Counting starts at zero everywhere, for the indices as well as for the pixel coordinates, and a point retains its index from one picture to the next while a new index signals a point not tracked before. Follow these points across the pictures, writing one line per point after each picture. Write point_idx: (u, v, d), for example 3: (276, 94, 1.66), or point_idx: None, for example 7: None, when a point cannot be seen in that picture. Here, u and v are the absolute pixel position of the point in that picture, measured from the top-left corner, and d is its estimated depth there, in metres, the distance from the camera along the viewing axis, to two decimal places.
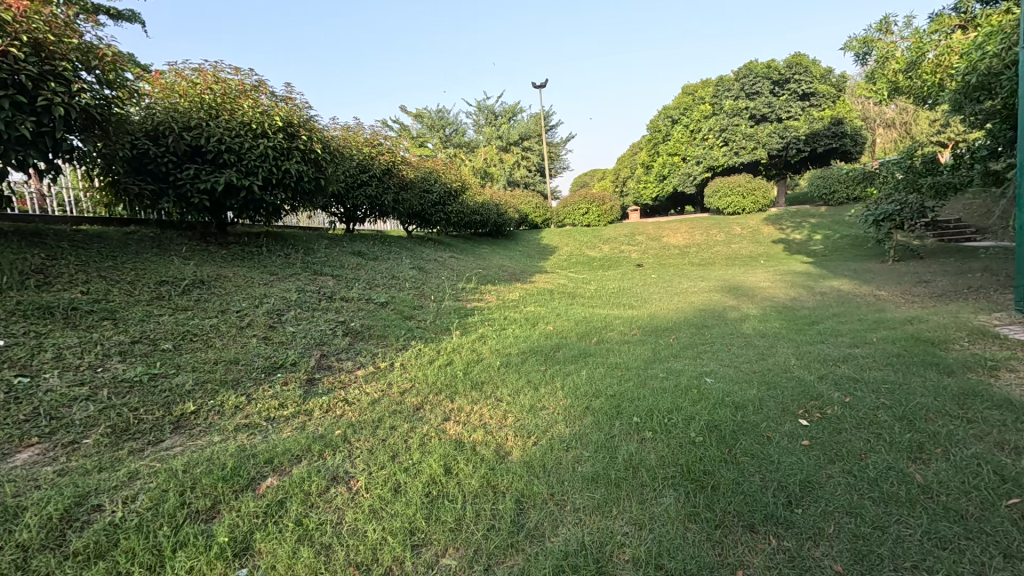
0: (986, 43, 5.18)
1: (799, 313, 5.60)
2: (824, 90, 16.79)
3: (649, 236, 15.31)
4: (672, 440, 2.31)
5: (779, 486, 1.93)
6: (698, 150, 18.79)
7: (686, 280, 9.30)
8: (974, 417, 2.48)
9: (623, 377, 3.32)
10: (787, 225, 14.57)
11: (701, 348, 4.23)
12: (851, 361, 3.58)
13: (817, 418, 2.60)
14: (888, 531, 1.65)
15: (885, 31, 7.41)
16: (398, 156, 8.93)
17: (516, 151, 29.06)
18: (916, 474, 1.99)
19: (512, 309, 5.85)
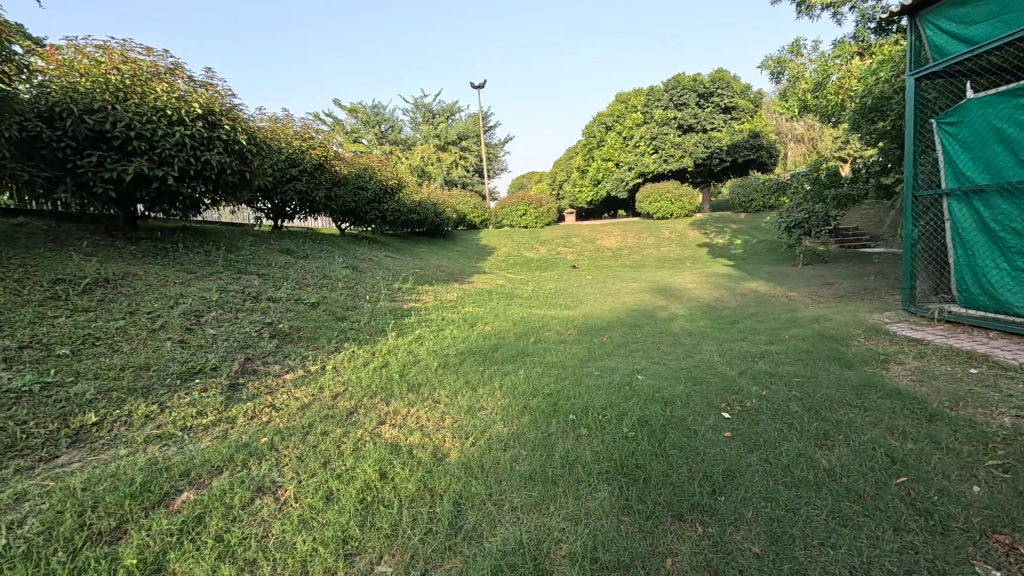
0: (879, 70, 5.82)
1: (722, 312, 5.97)
2: (743, 105, 18.13)
3: (584, 238, 15.73)
4: (607, 436, 2.38)
5: (705, 476, 2.04)
6: (631, 156, 19.55)
7: (619, 281, 9.66)
8: (870, 405, 2.76)
9: (559, 376, 3.38)
10: (711, 230, 15.48)
11: (634, 346, 4.41)
12: (767, 357, 3.86)
13: (738, 411, 2.78)
14: (799, 512, 1.79)
15: (795, 53, 8.08)
16: (331, 151, 8.58)
17: (454, 150, 28.85)
18: (822, 459, 2.18)
19: (450, 310, 5.79)
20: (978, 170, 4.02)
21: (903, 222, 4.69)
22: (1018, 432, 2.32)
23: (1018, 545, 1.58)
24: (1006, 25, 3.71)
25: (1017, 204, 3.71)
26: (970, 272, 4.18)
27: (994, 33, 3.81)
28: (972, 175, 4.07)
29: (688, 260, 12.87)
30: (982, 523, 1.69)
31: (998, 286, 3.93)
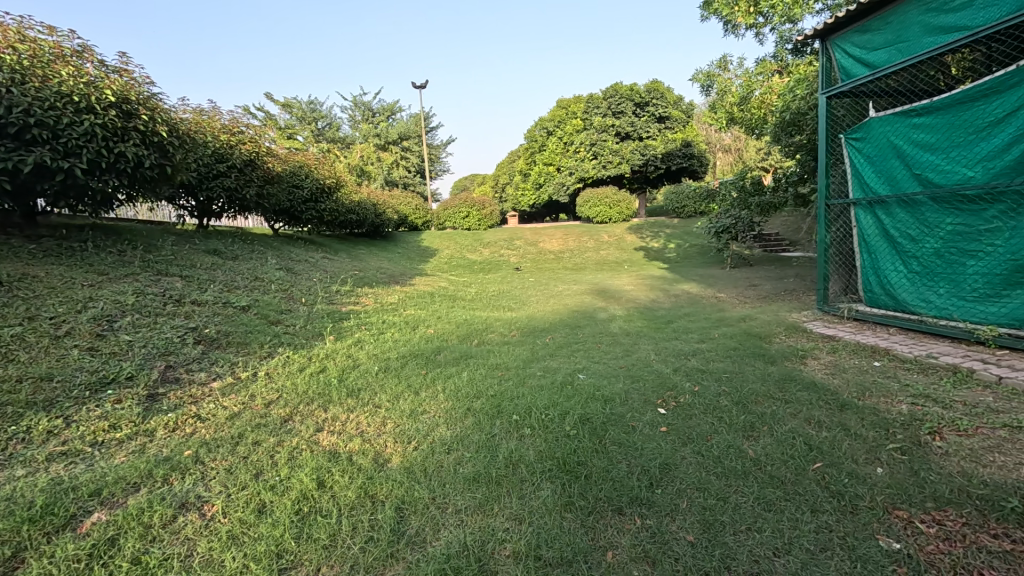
0: (796, 88, 6.32)
1: (657, 313, 6.23)
2: (676, 115, 18.94)
3: (526, 241, 15.88)
4: (549, 435, 2.42)
5: (643, 470, 2.12)
6: (571, 161, 19.99)
7: (561, 283, 9.83)
8: (790, 398, 2.97)
9: (502, 378, 3.39)
10: (646, 235, 16.11)
11: (575, 346, 4.51)
12: (699, 354, 4.07)
13: (673, 406, 2.91)
14: (729, 500, 1.90)
15: (723, 68, 8.57)
16: (263, 147, 8.15)
17: (394, 150, 28.29)
18: (749, 449, 2.32)
19: (391, 313, 5.67)
20: (880, 183, 4.44)
21: (818, 228, 5.10)
22: (914, 418, 2.59)
23: (914, 519, 1.75)
24: (901, 52, 4.13)
25: (912, 214, 4.13)
26: (873, 275, 4.60)
27: (891, 59, 4.23)
28: (875, 186, 4.48)
29: (626, 263, 13.32)
30: (885, 501, 1.86)
31: (897, 287, 4.34)
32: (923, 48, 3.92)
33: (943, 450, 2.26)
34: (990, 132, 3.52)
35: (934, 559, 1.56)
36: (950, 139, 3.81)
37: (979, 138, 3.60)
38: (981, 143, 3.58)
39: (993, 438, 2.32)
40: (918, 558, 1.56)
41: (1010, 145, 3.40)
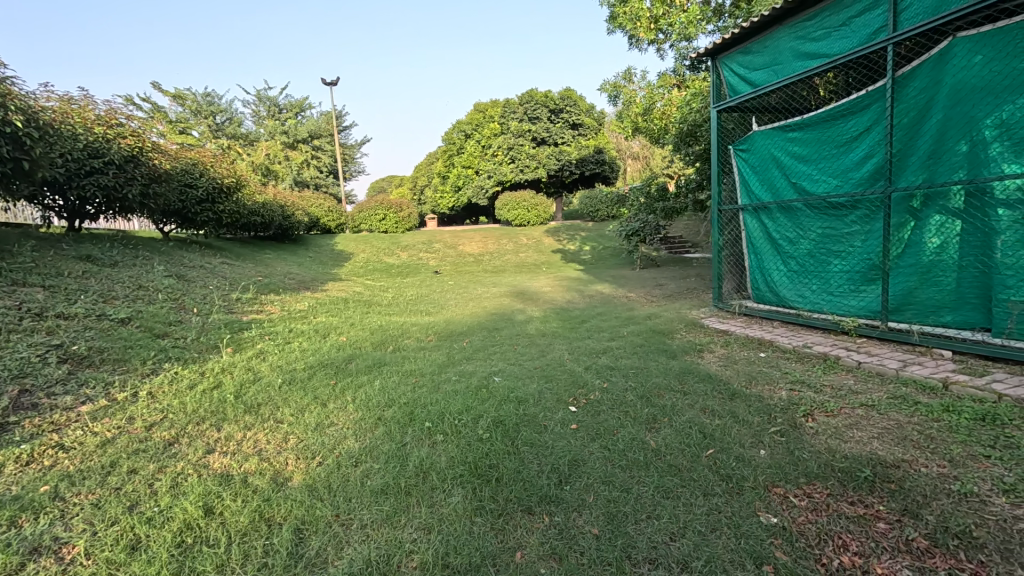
0: (692, 101, 6.86)
1: (571, 313, 6.42)
2: (590, 123, 19.75)
3: (445, 244, 15.73)
4: (462, 440, 2.41)
5: (552, 469, 2.17)
6: (489, 165, 20.10)
7: (480, 286, 9.85)
8: (689, 389, 3.19)
9: (416, 384, 3.33)
10: (563, 237, 16.61)
11: (492, 349, 4.54)
12: (609, 352, 4.26)
13: (583, 404, 3.02)
14: (631, 491, 2.00)
15: (628, 80, 9.02)
16: (148, 141, 7.37)
17: (304, 149, 26.86)
18: (651, 440, 2.46)
19: (299, 321, 5.37)
20: (764, 191, 4.91)
21: (712, 232, 5.54)
22: (792, 402, 2.88)
23: (789, 494, 1.95)
24: (777, 74, 4.61)
25: (789, 219, 4.59)
26: (760, 274, 5.07)
27: (769, 79, 4.70)
28: (760, 194, 4.95)
29: (544, 265, 13.62)
30: (766, 480, 2.05)
31: (779, 285, 4.82)
32: (794, 71, 4.40)
33: (813, 429, 2.54)
34: (849, 147, 4.01)
35: (803, 529, 1.75)
36: (818, 153, 4.30)
37: (841, 151, 4.09)
38: (842, 157, 4.07)
39: (853, 416, 2.65)
40: (790, 530, 1.74)
41: (865, 158, 3.89)
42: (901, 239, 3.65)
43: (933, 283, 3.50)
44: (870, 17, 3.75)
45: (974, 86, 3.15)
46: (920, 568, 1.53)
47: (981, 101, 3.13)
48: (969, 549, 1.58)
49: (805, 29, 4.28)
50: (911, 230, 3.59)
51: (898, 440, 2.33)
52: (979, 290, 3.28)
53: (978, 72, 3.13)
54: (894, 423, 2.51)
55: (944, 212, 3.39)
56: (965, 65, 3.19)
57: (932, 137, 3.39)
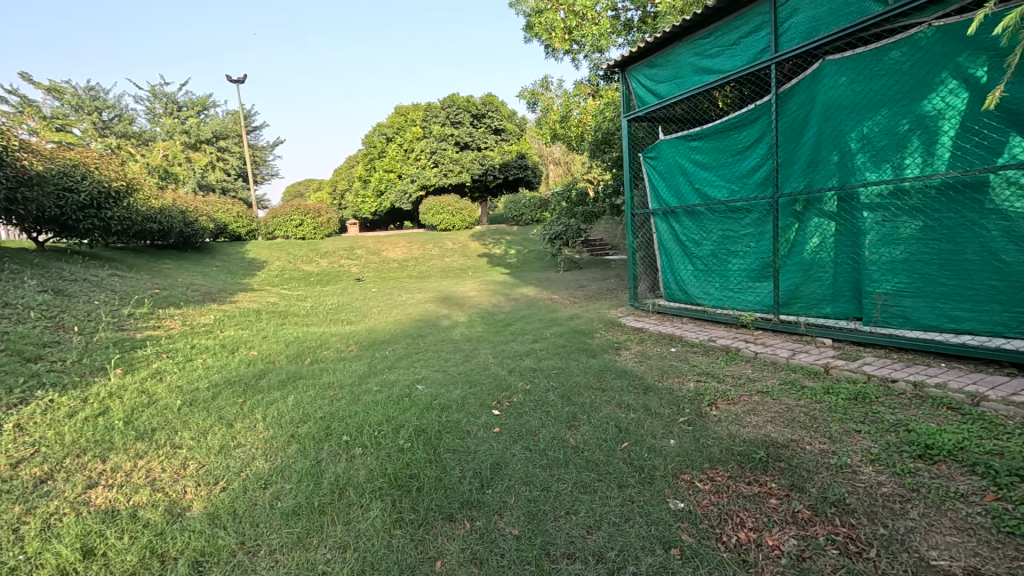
0: (605, 111, 7.23)
1: (497, 317, 6.47)
2: (510, 128, 20.26)
3: (368, 250, 15.24)
4: (381, 452, 2.34)
5: (474, 474, 2.17)
6: (412, 169, 19.75)
7: (405, 293, 9.65)
8: (607, 386, 3.33)
9: (334, 397, 3.19)
10: (489, 241, 16.70)
11: (416, 356, 4.47)
12: (532, 354, 4.34)
13: (506, 407, 3.05)
14: (551, 489, 2.05)
15: (546, 88, 9.23)
16: (14, 139, 6.48)
17: (208, 150, 24.92)
18: (571, 438, 2.54)
19: (204, 336, 4.98)
20: (671, 196, 5.24)
21: (627, 235, 5.82)
22: (698, 393, 3.10)
23: (695, 480, 2.09)
24: (679, 87, 4.93)
25: (694, 222, 4.93)
26: (671, 274, 5.38)
27: (672, 92, 5.03)
28: (668, 199, 5.27)
29: (470, 269, 13.61)
30: (675, 468, 2.19)
31: (687, 284, 5.15)
32: (694, 84, 4.73)
33: (716, 417, 2.74)
34: (743, 155, 4.38)
35: (706, 511, 1.88)
36: (717, 161, 4.65)
37: (736, 159, 4.46)
38: (738, 165, 4.44)
39: (750, 403, 2.89)
40: (695, 513, 1.86)
41: (756, 166, 4.26)
42: (788, 240, 4.05)
43: (815, 278, 3.90)
44: (756, 38, 4.12)
45: (842, 103, 3.56)
46: (804, 537, 1.69)
47: (847, 117, 3.54)
48: (843, 514, 1.78)
49: (702, 46, 4.62)
50: (796, 232, 3.98)
51: (788, 422, 2.58)
52: (851, 284, 3.70)
53: (844, 91, 3.54)
54: (784, 407, 2.77)
55: (821, 215, 3.79)
56: (834, 85, 3.60)
57: (810, 148, 3.78)
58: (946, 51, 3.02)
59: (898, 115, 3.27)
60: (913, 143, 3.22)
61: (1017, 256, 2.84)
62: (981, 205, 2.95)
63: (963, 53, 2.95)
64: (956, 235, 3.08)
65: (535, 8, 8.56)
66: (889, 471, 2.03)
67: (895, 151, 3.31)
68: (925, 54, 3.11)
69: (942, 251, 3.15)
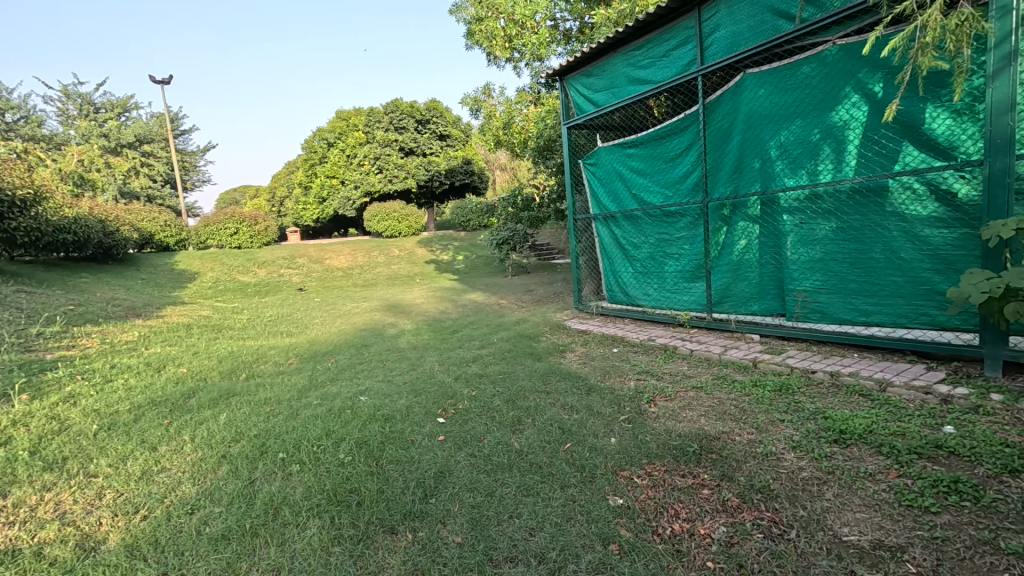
0: (546, 118, 7.39)
1: (444, 324, 6.43)
2: (455, 134, 20.30)
3: (309, 258, 14.72)
4: (320, 468, 2.27)
5: (418, 484, 2.15)
6: (356, 174, 19.26)
7: (349, 302, 9.40)
8: (552, 389, 3.38)
9: (270, 414, 3.05)
10: (436, 248, 16.56)
11: (360, 367, 4.36)
12: (478, 360, 4.34)
13: (451, 414, 3.03)
14: (495, 494, 2.06)
15: (488, 95, 9.34)
16: None
17: (131, 155, 23.29)
18: (515, 442, 2.56)
19: (125, 354, 4.63)
20: (610, 201, 5.40)
21: (570, 239, 5.95)
22: (638, 391, 3.21)
23: (634, 476, 2.16)
24: (615, 96, 5.11)
25: (633, 226, 5.10)
26: (612, 276, 5.54)
27: (608, 100, 5.20)
28: (607, 204, 5.43)
29: (417, 276, 13.44)
30: (615, 465, 2.25)
31: (628, 285, 5.32)
32: (629, 94, 4.92)
33: (655, 414, 2.84)
34: (675, 162, 4.59)
35: (644, 505, 1.94)
36: (652, 167, 4.84)
37: (669, 166, 4.66)
38: (671, 170, 4.63)
39: (686, 398, 3.02)
40: (633, 508, 1.92)
41: (687, 172, 4.48)
42: (718, 242, 4.27)
43: (743, 278, 4.14)
44: (684, 51, 4.33)
45: (761, 114, 3.80)
46: (733, 524, 1.79)
47: (767, 126, 3.79)
48: (768, 500, 1.90)
49: (635, 57, 4.81)
50: (725, 234, 4.21)
51: (720, 415, 2.71)
52: (775, 283, 3.94)
53: (763, 102, 3.79)
54: (717, 401, 2.92)
55: (746, 218, 4.03)
56: (754, 96, 3.84)
57: (735, 155, 4.02)
58: (849, 67, 3.28)
59: (811, 125, 3.54)
60: (824, 151, 3.49)
61: (913, 254, 3.12)
62: (882, 208, 3.23)
63: (862, 70, 3.22)
64: (863, 235, 3.35)
65: (475, 17, 8.62)
66: (808, 456, 2.18)
67: (809, 159, 3.58)
68: (832, 70, 3.38)
69: (851, 250, 3.41)
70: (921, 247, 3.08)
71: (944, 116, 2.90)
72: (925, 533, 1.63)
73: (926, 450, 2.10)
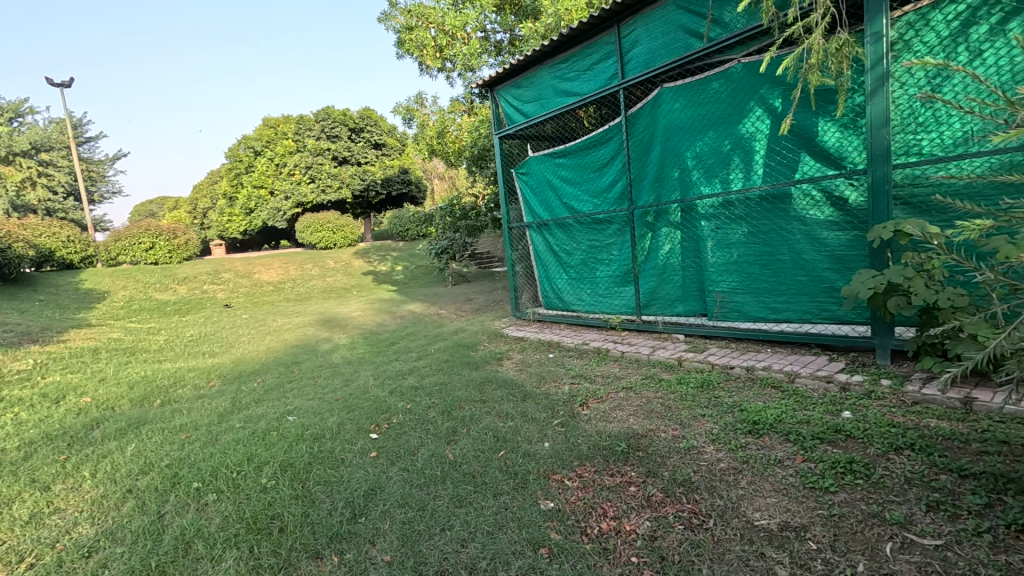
0: (480, 127, 7.48)
1: (380, 337, 6.28)
2: (391, 143, 20.08)
3: (236, 273, 13.90)
4: (240, 495, 2.15)
5: (346, 504, 2.07)
6: (286, 184, 18.40)
7: (280, 317, 8.96)
8: (488, 397, 3.39)
9: (186, 441, 2.84)
10: (374, 259, 16.18)
11: (289, 386, 4.16)
12: (414, 372, 4.27)
13: (384, 429, 2.96)
14: (427, 508, 2.03)
15: (420, 104, 9.28)
16: None
17: (25, 164, 21.10)
18: (450, 453, 2.54)
19: (17, 385, 4.17)
20: (543, 210, 5.51)
21: (505, 248, 6.00)
22: (572, 395, 3.28)
23: (565, 478, 2.20)
24: (544, 107, 5.23)
25: (565, 234, 5.23)
26: (548, 283, 5.64)
27: (537, 111, 5.32)
28: (540, 212, 5.54)
29: (354, 288, 13.05)
30: (547, 469, 2.28)
31: (563, 292, 5.44)
32: (556, 105, 5.06)
33: (587, 416, 2.91)
34: (602, 171, 4.76)
35: (574, 507, 1.98)
36: (580, 176, 4.99)
37: (596, 175, 4.83)
38: (599, 179, 4.80)
39: (616, 399, 3.12)
40: (563, 510, 1.96)
41: (614, 181, 4.66)
42: (645, 247, 4.46)
43: (668, 281, 4.35)
44: (606, 65, 4.52)
45: (678, 126, 4.03)
46: (656, 517, 1.86)
47: (683, 138, 4.02)
48: (688, 492, 1.99)
49: (561, 70, 4.96)
50: (650, 240, 4.40)
51: (648, 414, 2.83)
52: (697, 284, 4.17)
53: (678, 115, 4.01)
54: (645, 400, 3.04)
55: (669, 225, 4.24)
56: (670, 109, 4.06)
57: (657, 165, 4.23)
58: (752, 84, 3.56)
59: (721, 137, 3.79)
60: (734, 161, 3.75)
61: (814, 255, 3.41)
62: (786, 213, 3.50)
63: (763, 87, 3.50)
64: (770, 239, 3.61)
65: (404, 25, 8.56)
66: (725, 448, 2.32)
67: (722, 168, 3.82)
68: (737, 86, 3.64)
69: (762, 253, 3.67)
70: (820, 248, 3.37)
71: (833, 130, 3.20)
72: (824, 511, 1.78)
73: (828, 435, 2.29)
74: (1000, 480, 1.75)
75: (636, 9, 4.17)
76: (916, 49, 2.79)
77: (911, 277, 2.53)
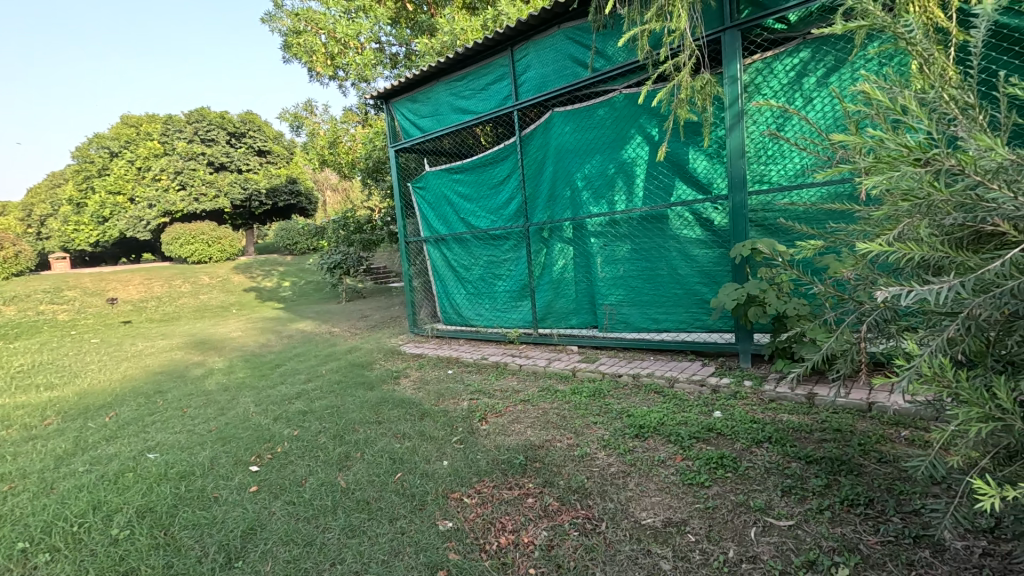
0: (375, 139, 7.30)
1: (264, 358, 5.77)
2: (277, 150, 18.95)
3: (83, 290, 12.00)
4: (83, 552, 1.84)
5: (219, 548, 1.86)
6: (149, 190, 16.32)
7: (141, 341, 7.87)
8: (384, 418, 3.25)
9: (9, 494, 2.37)
10: (257, 274, 14.95)
11: (150, 418, 3.66)
12: (302, 396, 3.97)
13: (267, 460, 2.71)
14: (315, 543, 1.88)
15: (309, 112, 8.87)
16: None
17: None
18: (341, 480, 2.39)
19: None
20: (440, 225, 5.48)
21: (402, 262, 5.87)
22: (471, 410, 3.26)
23: (464, 496, 2.17)
24: (440, 123, 5.24)
25: (462, 249, 5.24)
26: (446, 298, 5.61)
27: (434, 126, 5.32)
28: (437, 226, 5.51)
29: (233, 306, 11.91)
30: (446, 488, 2.24)
31: (462, 306, 5.43)
32: (453, 122, 5.09)
33: (486, 431, 2.91)
34: (498, 188, 4.86)
35: (472, 524, 1.96)
36: (478, 192, 5.05)
37: (493, 192, 4.92)
38: (496, 195, 4.89)
39: (515, 413, 3.16)
40: (462, 529, 1.93)
41: (510, 198, 4.78)
42: (540, 262, 4.61)
43: (562, 294, 4.54)
44: (500, 86, 4.66)
45: (568, 148, 4.26)
46: (553, 526, 1.90)
47: (573, 159, 4.25)
48: (582, 498, 2.07)
49: (456, 87, 5.01)
50: (544, 255, 4.57)
51: (545, 425, 2.90)
52: (588, 298, 4.40)
53: (569, 137, 4.24)
54: (542, 411, 3.12)
55: (562, 241, 4.44)
56: (561, 132, 4.28)
57: (549, 183, 4.42)
58: (632, 113, 3.87)
59: (607, 160, 4.06)
60: (619, 183, 4.03)
61: (688, 270, 3.76)
62: (664, 232, 3.83)
63: (642, 116, 3.83)
64: (651, 255, 3.92)
65: (292, 29, 8.18)
66: (615, 452, 2.45)
67: (608, 189, 4.10)
68: (620, 114, 3.94)
69: (644, 268, 3.98)
70: (692, 264, 3.73)
71: (702, 158, 3.59)
72: (700, 505, 1.94)
73: (702, 433, 2.51)
74: (836, 463, 2.05)
75: (527, 35, 4.35)
76: (764, 93, 3.24)
77: (765, 289, 2.90)
